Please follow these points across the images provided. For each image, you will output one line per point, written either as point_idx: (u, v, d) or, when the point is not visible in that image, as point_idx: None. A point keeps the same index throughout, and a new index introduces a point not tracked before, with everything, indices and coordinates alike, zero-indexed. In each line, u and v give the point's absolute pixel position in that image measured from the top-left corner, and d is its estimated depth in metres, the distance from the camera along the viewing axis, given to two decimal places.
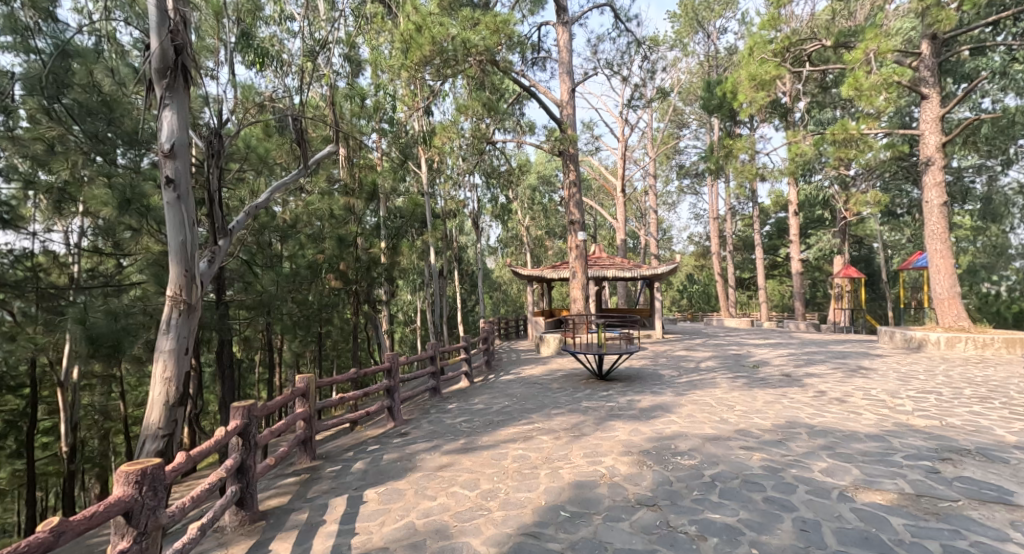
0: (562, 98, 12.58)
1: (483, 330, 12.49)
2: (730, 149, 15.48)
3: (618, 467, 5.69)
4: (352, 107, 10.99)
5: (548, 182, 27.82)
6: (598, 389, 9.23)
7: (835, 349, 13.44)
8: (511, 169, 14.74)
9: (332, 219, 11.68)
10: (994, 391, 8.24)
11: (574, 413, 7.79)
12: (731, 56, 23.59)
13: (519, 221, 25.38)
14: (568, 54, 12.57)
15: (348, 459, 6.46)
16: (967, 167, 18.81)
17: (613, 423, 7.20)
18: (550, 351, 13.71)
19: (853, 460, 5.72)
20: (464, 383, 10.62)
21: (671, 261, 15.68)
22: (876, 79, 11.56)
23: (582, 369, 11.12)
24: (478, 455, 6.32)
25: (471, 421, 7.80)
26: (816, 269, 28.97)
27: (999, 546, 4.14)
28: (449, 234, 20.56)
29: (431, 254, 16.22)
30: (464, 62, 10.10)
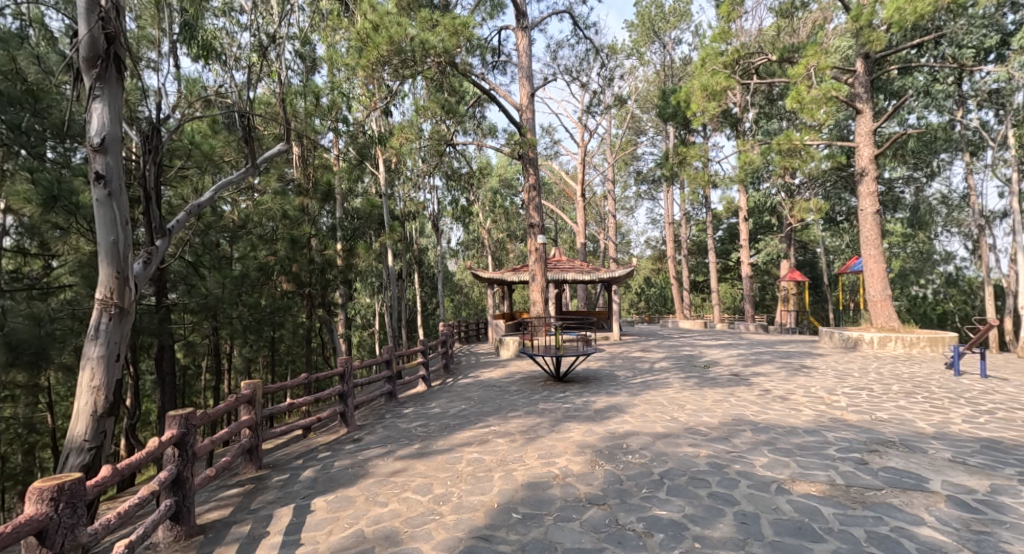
0: (521, 102, 12.66)
1: (441, 333, 12.33)
2: (684, 156, 15.97)
3: (571, 467, 5.79)
4: (307, 105, 10.75)
5: (509, 184, 27.95)
6: (555, 391, 9.33)
7: (780, 350, 14.01)
8: (471, 171, 14.67)
9: (286, 220, 11.38)
10: (918, 387, 8.80)
11: (531, 415, 7.85)
12: (685, 66, 24.32)
13: (481, 223, 25.36)
14: (527, 59, 12.68)
15: (297, 467, 6.32)
16: (899, 177, 20.03)
17: (568, 424, 7.29)
18: (509, 354, 13.79)
19: (791, 455, 6.00)
20: (421, 387, 10.51)
21: (628, 264, 15.99)
22: (817, 93, 12.18)
23: (540, 371, 11.23)
24: (432, 459, 6.29)
25: (427, 425, 7.76)
26: (765, 272, 30.14)
27: (915, 530, 4.43)
28: (409, 236, 20.38)
29: (389, 257, 15.99)
30: (422, 63, 10.06)
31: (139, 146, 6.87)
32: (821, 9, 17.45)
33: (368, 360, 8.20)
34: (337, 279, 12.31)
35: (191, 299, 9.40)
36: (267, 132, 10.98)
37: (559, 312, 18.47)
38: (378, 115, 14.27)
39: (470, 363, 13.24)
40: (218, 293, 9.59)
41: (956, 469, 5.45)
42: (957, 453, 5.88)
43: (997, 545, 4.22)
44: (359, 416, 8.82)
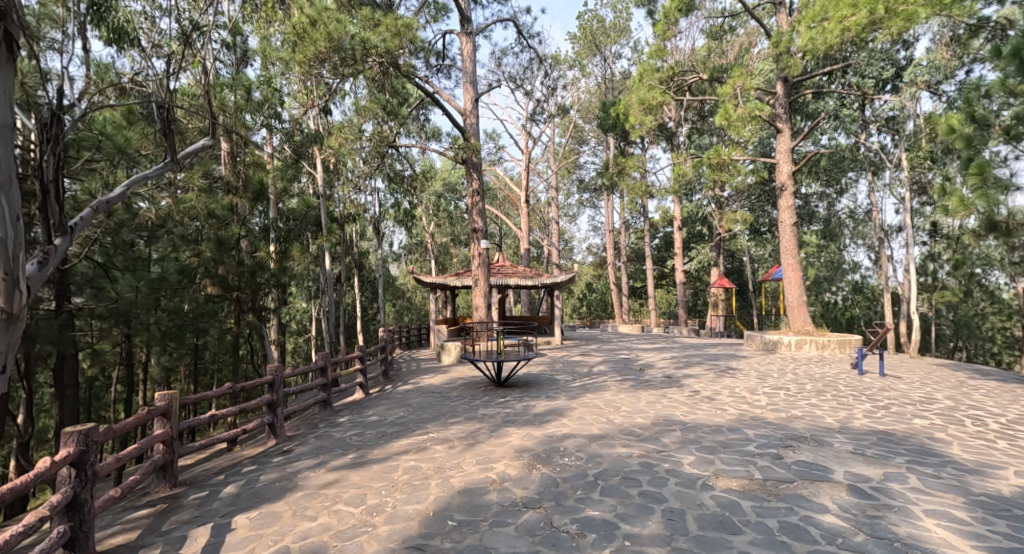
0: (465, 106, 12.80)
1: (381, 339, 12.17)
2: (623, 166, 16.60)
3: (508, 472, 5.97)
4: (237, 99, 9.90)
5: (453, 188, 27.94)
6: (496, 396, 9.51)
7: (709, 352, 14.82)
8: (415, 174, 14.65)
9: (213, 219, 10.80)
10: (828, 385, 9.62)
11: (471, 421, 7.99)
12: (625, 80, 25.27)
13: (424, 227, 25.23)
14: (472, 64, 12.85)
15: (219, 483, 6.15)
16: (814, 193, 21.63)
17: (508, 429, 7.48)
18: (450, 359, 13.87)
19: (715, 452, 6.43)
20: (358, 395, 10.37)
21: (569, 270, 16.43)
22: (742, 111, 13.03)
23: (481, 376, 11.37)
24: (367, 469, 6.30)
25: (363, 433, 7.73)
26: (697, 279, 31.65)
27: (821, 518, 4.86)
28: (349, 239, 20.03)
29: (326, 260, 15.63)
30: (363, 62, 9.98)
31: (36, 134, 6.51)
32: (747, 33, 18.64)
33: (300, 369, 8.04)
34: (268, 282, 11.54)
35: (99, 303, 8.96)
36: (191, 127, 10.40)
37: (501, 316, 18.68)
38: (316, 113, 14.01)
39: (410, 370, 13.16)
40: (130, 297, 9.10)
41: (858, 460, 6.02)
42: (859, 445, 6.50)
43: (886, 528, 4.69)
44: (291, 426, 8.61)
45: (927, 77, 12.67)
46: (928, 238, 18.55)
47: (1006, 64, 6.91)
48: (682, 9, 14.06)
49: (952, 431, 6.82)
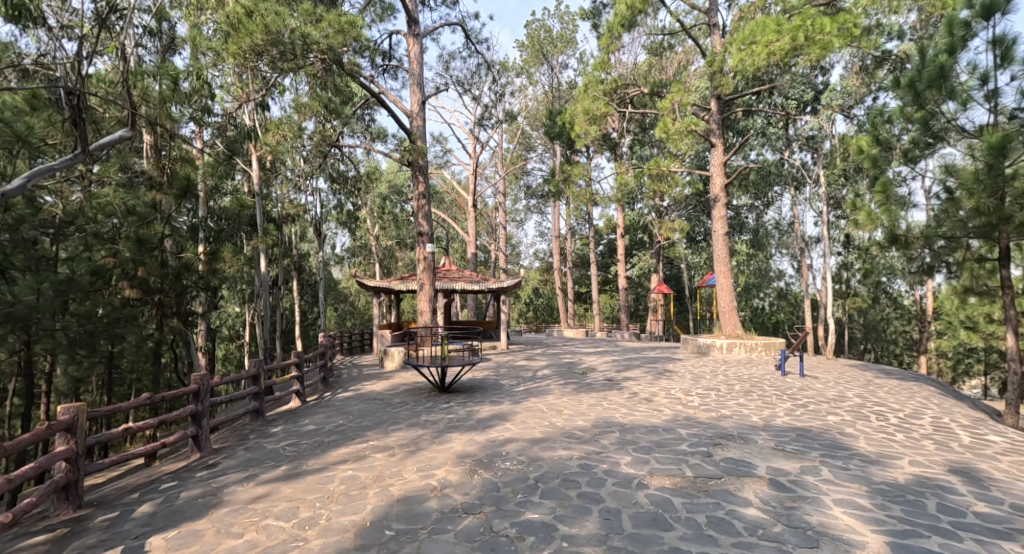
0: (412, 108, 12.80)
1: (320, 345, 11.91)
2: (569, 174, 17.04)
3: (448, 479, 6.00)
4: (162, 88, 9.37)
5: (398, 191, 27.70)
6: (439, 402, 9.55)
7: (648, 355, 15.43)
8: (359, 175, 14.41)
9: (132, 217, 10.05)
10: (754, 386, 10.27)
11: (413, 427, 7.99)
12: (571, 89, 25.90)
13: (369, 230, 24.87)
14: (419, 66, 12.87)
15: (133, 502, 5.83)
16: (744, 205, 22.89)
17: (450, 435, 7.54)
18: (394, 365, 13.77)
19: (650, 452, 6.73)
20: (295, 403, 10.08)
21: (515, 275, 16.66)
22: (680, 125, 13.69)
23: (425, 382, 11.37)
24: (301, 481, 6.20)
25: (298, 444, 7.60)
26: (639, 284, 32.74)
27: (744, 510, 5.13)
28: (288, 241, 19.48)
29: (262, 262, 15.07)
30: (304, 57, 9.75)
31: None
32: (685, 51, 19.55)
33: (229, 378, 7.74)
34: (195, 284, 11.55)
35: None
36: (106, 117, 9.69)
37: (447, 320, 18.67)
38: (252, 107, 13.59)
39: (351, 376, 12.94)
40: (31, 301, 8.34)
41: (779, 456, 6.46)
42: (779, 442, 6.98)
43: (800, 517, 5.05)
44: (218, 438, 8.26)
45: (842, 101, 13.79)
46: (842, 249, 20.02)
47: (904, 94, 7.73)
48: (625, 24, 14.59)
49: (860, 427, 7.43)
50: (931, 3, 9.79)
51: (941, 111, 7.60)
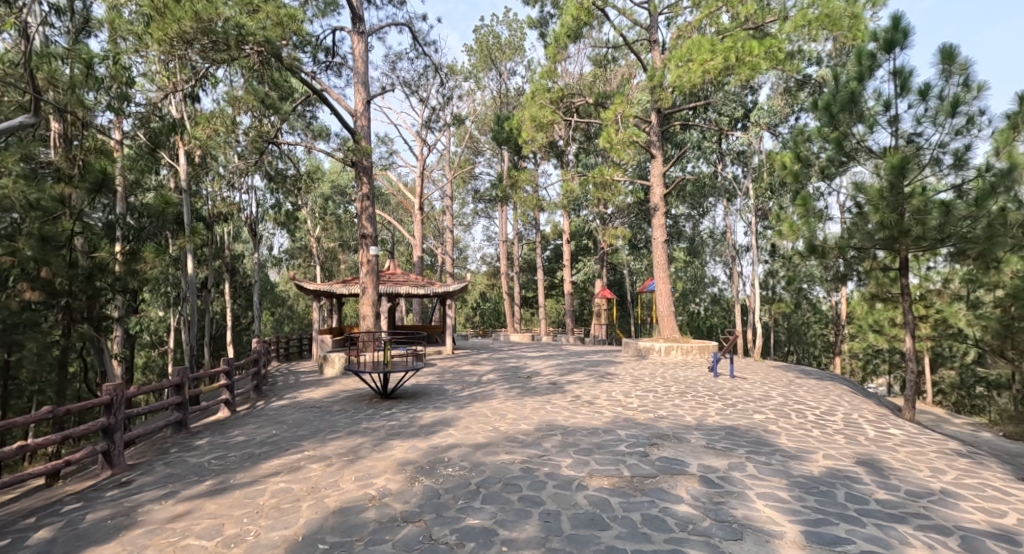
0: (356, 107, 12.62)
1: (253, 351, 11.44)
2: (516, 179, 17.30)
3: (388, 487, 5.89)
4: (74, 73, 8.61)
5: (341, 191, 27.13)
6: (381, 408, 9.44)
7: (591, 359, 15.82)
8: (299, 174, 13.89)
9: (35, 212, 8.98)
10: (688, 387, 10.75)
11: (352, 436, 7.84)
12: (519, 96, 26.22)
13: (309, 231, 24.20)
14: (364, 65, 12.71)
15: (29, 528, 5.34)
16: (682, 214, 23.87)
17: (391, 442, 7.45)
18: (334, 372, 13.49)
19: (590, 454, 6.91)
20: (223, 413, 9.61)
21: (462, 279, 16.66)
22: (623, 136, 14.18)
23: (367, 388, 11.20)
24: (227, 496, 5.84)
25: (224, 457, 7.14)
26: (584, 290, 33.43)
27: (676, 507, 5.32)
28: (222, 241, 18.67)
29: (190, 263, 14.29)
30: (239, 49, 9.29)
31: None
32: (627, 65, 20.28)
33: (147, 387, 7.27)
34: (111, 287, 10.17)
35: None
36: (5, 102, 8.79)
37: (392, 325, 18.43)
38: (179, 99, 12.95)
39: (286, 384, 12.49)
40: None
41: (710, 455, 6.79)
42: (711, 440, 7.36)
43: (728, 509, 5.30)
44: (134, 452, 7.70)
45: (769, 119, 14.75)
46: (769, 257, 21.27)
47: (821, 116, 8.39)
48: (571, 35, 14.97)
49: (781, 423, 7.99)
50: (846, 34, 10.67)
51: (852, 133, 8.31)
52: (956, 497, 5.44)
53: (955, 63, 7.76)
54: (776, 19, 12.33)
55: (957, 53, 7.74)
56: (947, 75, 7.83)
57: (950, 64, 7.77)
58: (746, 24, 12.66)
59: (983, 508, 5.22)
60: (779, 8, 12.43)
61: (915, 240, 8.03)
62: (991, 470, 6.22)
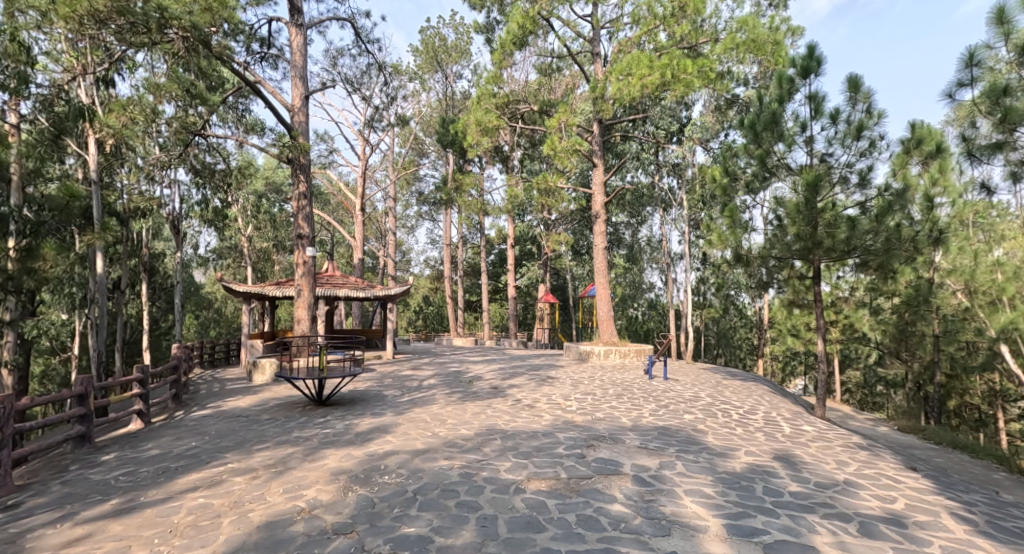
0: (293, 102, 12.27)
1: (173, 359, 10.80)
2: (460, 183, 17.31)
3: (319, 497, 5.72)
4: None
5: (276, 189, 26.13)
6: (315, 416, 9.20)
7: (532, 363, 16.02)
8: (228, 169, 13.22)
9: None
10: (625, 390, 11.09)
11: (283, 445, 7.57)
12: (465, 100, 26.30)
13: (240, 230, 23.12)
14: (302, 58, 12.38)
15: None
16: (622, 222, 25.27)
17: (325, 450, 7.26)
18: (265, 379, 12.92)
19: (529, 457, 7.05)
20: (135, 426, 8.98)
21: (404, 282, 16.47)
22: (566, 144, 14.49)
23: (300, 395, 10.86)
24: (135, 515, 5.46)
25: (135, 472, 6.66)
26: (528, 294, 33.80)
27: (610, 507, 5.50)
28: (140, 238, 17.52)
29: (100, 261, 13.27)
30: (161, 33, 8.70)
31: None
32: (571, 75, 20.81)
33: (42, 398, 6.75)
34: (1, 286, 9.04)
35: None
36: None
37: (329, 329, 17.95)
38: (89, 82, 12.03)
39: (209, 393, 11.86)
40: None
41: (642, 455, 7.07)
42: (644, 440, 7.68)
43: (658, 507, 5.52)
44: (28, 470, 7.06)
45: (701, 134, 15.58)
46: (701, 265, 22.35)
47: (746, 133, 8.98)
48: (516, 42, 15.18)
49: (709, 423, 8.40)
50: (769, 58, 11.44)
51: (773, 151, 8.90)
52: (857, 486, 5.94)
53: (860, 91, 8.49)
54: (707, 40, 13.06)
55: (861, 83, 8.48)
56: (852, 102, 8.55)
57: (855, 92, 8.48)
58: (681, 43, 13.29)
59: (879, 495, 5.74)
60: (710, 30, 13.25)
61: (827, 251, 8.67)
62: (887, 460, 6.84)
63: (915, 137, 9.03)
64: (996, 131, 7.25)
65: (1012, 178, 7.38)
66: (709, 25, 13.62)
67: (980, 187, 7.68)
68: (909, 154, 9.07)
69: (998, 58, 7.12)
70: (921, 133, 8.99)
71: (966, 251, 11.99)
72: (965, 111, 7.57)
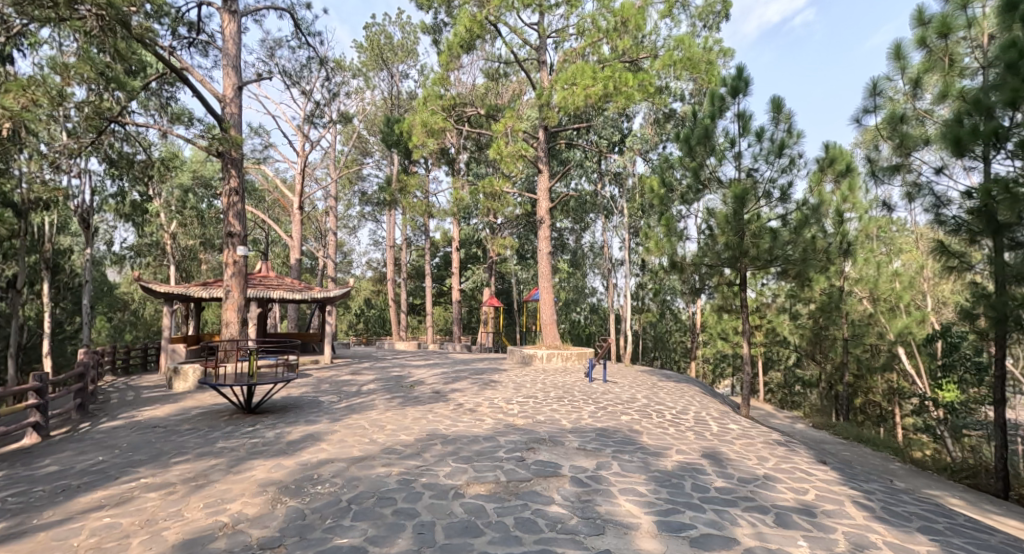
0: (224, 92, 11.75)
1: (78, 366, 10.05)
2: (405, 184, 17.14)
3: (245, 511, 5.50)
4: None
5: (205, 183, 24.83)
6: (243, 425, 8.84)
7: (476, 367, 16.02)
8: (150, 160, 12.33)
9: None
10: (565, 393, 11.28)
11: (204, 456, 7.22)
12: (411, 100, 26.09)
13: (163, 226, 21.86)
14: (235, 46, 11.90)
15: None
16: (565, 227, 25.79)
17: (253, 461, 6.99)
18: (187, 387, 12.24)
19: (469, 461, 7.08)
20: (30, 440, 8.28)
21: (344, 284, 16.13)
22: (512, 149, 14.61)
23: (227, 403, 10.37)
24: (27, 540, 5.04)
25: (28, 493, 6.15)
26: (472, 298, 33.76)
27: (547, 509, 5.62)
28: (44, 232, 16.19)
29: None
30: (74, 9, 8.02)
31: None
32: (518, 81, 21.07)
33: None
34: None
35: None
36: None
37: (262, 332, 17.26)
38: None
39: (120, 402, 11.11)
40: None
41: (581, 456, 7.24)
42: (583, 442, 7.87)
43: (593, 507, 5.67)
44: None
45: (641, 146, 16.18)
46: (640, 271, 23.08)
47: (681, 147, 9.43)
48: (463, 45, 15.21)
49: (644, 424, 8.69)
50: (704, 76, 12.03)
51: (706, 164, 9.38)
52: (775, 480, 6.34)
53: (782, 112, 9.07)
54: (648, 56, 13.58)
55: (783, 104, 9.07)
56: (776, 121, 9.13)
57: (778, 113, 9.06)
58: (623, 57, 13.73)
59: (794, 487, 6.15)
60: (650, 46, 13.79)
61: (752, 260, 9.19)
62: (800, 455, 7.33)
63: (829, 156, 9.75)
64: (895, 154, 8.05)
65: (907, 199, 7.97)
66: (649, 42, 14.17)
67: (882, 206, 8.40)
68: (824, 172, 9.79)
69: (897, 90, 8.13)
70: (835, 154, 9.74)
71: (871, 262, 13.15)
72: (870, 136, 8.47)
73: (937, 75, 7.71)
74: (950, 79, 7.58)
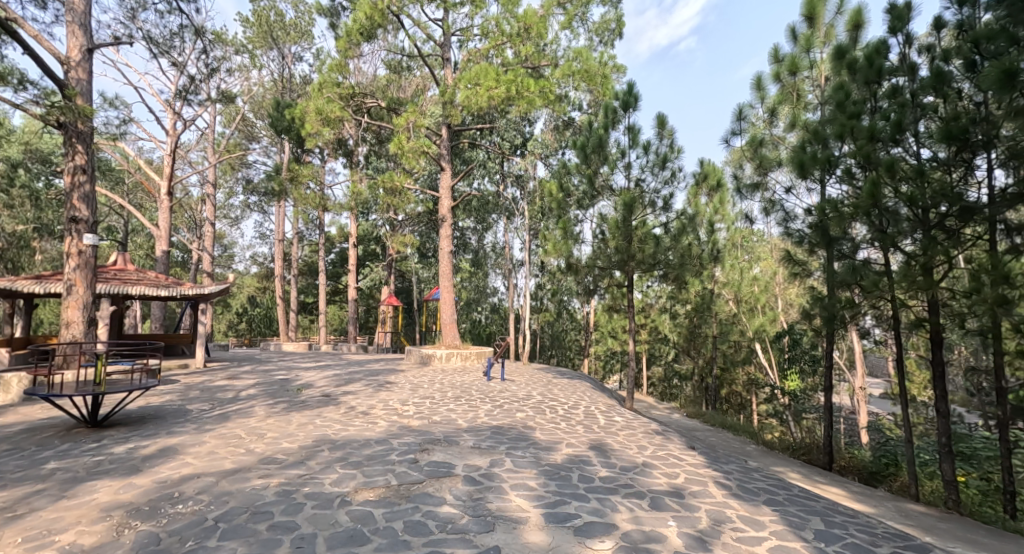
0: (68, 54, 10.27)
1: None
2: (296, 174, 16.08)
3: (80, 542, 4.78)
4: None
5: (43, 161, 21.28)
6: (86, 441, 7.75)
7: (371, 368, 15.42)
8: None
9: None
10: (461, 392, 11.13)
11: (29, 481, 6.21)
12: (304, 85, 24.75)
13: None
14: (86, 4, 10.46)
15: None
16: (468, 227, 25.75)
17: (97, 482, 6.13)
18: (13, 398, 10.55)
19: (358, 466, 6.73)
20: None
21: (223, 281, 14.85)
22: (413, 144, 14.15)
23: (67, 416, 9.05)
24: None
25: None
26: (370, 297, 32.63)
27: (438, 510, 5.46)
28: None
29: None
30: None
31: None
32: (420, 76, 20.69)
33: None
34: None
35: None
36: None
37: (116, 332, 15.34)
38: None
39: None
40: None
41: (476, 455, 7.14)
42: (477, 441, 7.79)
43: (485, 505, 5.59)
44: None
45: (542, 150, 16.55)
46: (539, 273, 23.60)
47: (578, 155, 9.65)
48: (363, 33, 14.53)
49: (538, 420, 8.79)
50: (600, 88, 12.48)
51: (600, 172, 9.73)
52: (652, 467, 6.64)
53: (666, 128, 9.60)
54: (549, 64, 13.91)
55: (667, 121, 9.59)
56: (660, 136, 9.63)
57: (662, 128, 9.57)
58: (526, 62, 13.94)
59: (667, 472, 6.48)
60: (550, 55, 14.07)
61: (638, 264, 9.63)
62: (675, 442, 7.78)
63: (703, 172, 10.51)
64: (755, 173, 8.80)
65: (763, 214, 8.73)
66: (550, 50, 14.52)
67: (744, 218, 9.13)
68: (699, 186, 10.55)
69: (758, 116, 8.90)
70: (708, 169, 10.51)
71: (736, 267, 14.43)
72: (737, 155, 9.19)
73: (787, 107, 8.58)
74: (797, 112, 8.51)
